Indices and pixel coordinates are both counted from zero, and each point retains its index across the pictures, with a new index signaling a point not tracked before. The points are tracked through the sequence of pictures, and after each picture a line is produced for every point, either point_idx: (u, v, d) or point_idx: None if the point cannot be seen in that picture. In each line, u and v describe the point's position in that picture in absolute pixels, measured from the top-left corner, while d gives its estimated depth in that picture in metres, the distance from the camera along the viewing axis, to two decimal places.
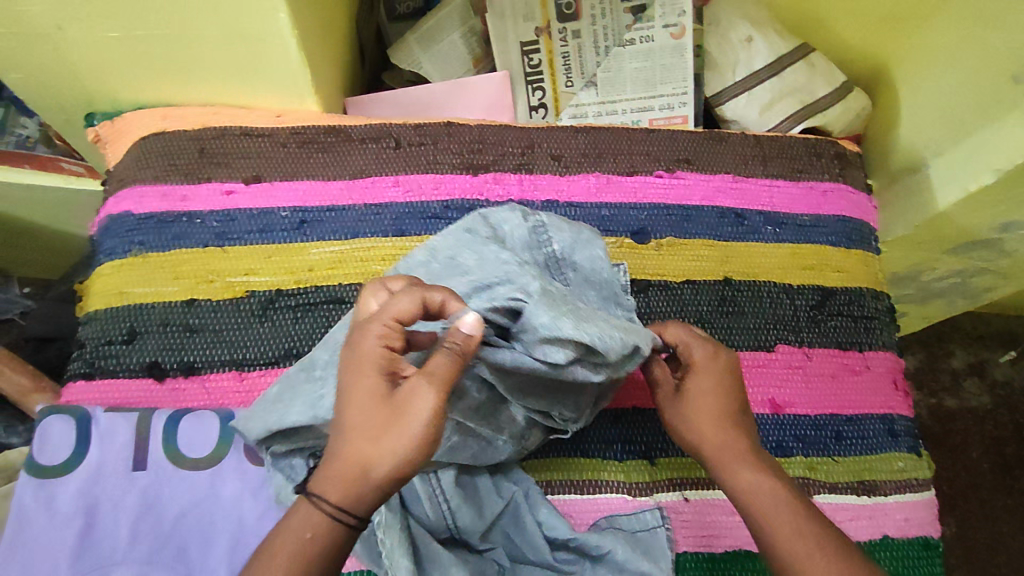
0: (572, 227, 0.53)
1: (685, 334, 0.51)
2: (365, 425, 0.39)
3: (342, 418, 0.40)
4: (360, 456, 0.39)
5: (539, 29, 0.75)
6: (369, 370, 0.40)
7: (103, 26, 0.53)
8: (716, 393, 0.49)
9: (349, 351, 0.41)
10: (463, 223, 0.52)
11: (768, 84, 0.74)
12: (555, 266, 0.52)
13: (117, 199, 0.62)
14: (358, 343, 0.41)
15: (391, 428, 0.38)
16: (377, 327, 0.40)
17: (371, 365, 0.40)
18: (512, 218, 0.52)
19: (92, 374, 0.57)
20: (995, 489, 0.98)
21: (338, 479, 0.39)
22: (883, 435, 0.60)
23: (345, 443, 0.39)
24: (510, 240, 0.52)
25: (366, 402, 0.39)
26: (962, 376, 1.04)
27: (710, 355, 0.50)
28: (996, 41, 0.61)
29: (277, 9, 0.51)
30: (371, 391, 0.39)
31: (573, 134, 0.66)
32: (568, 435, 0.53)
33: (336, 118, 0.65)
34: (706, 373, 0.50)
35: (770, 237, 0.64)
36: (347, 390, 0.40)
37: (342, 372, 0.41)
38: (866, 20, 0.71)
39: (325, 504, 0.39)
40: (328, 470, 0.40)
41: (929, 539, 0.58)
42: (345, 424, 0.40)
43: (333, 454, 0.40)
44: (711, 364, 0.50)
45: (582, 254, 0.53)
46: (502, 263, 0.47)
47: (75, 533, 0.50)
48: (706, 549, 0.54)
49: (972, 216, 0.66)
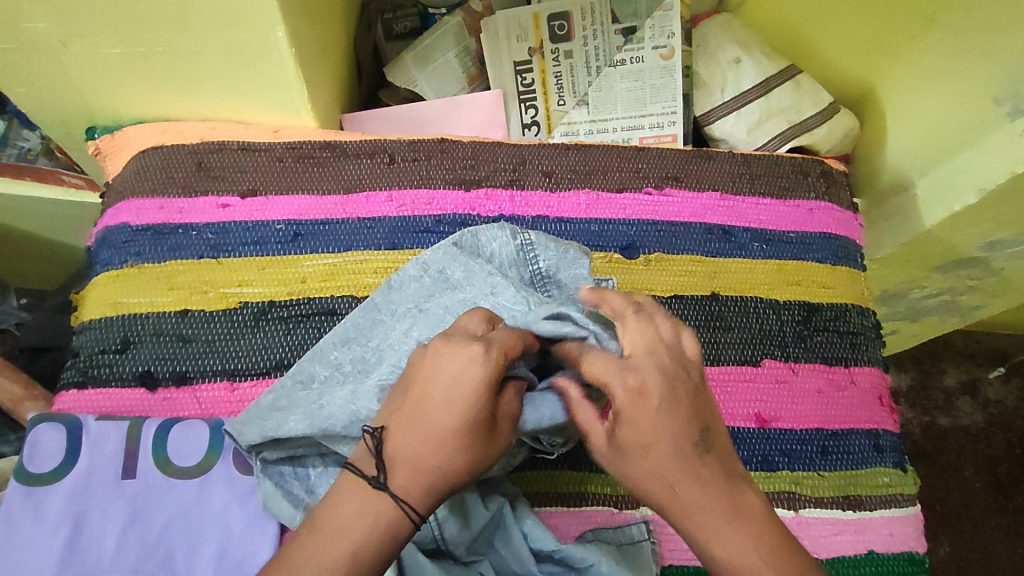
0: (558, 245, 0.53)
1: (599, 369, 0.40)
2: (458, 440, 0.39)
3: (434, 426, 0.39)
4: (445, 466, 0.39)
5: (533, 49, 0.79)
6: (478, 395, 0.39)
7: (107, 43, 0.54)
8: (652, 442, 0.38)
9: (456, 358, 0.39)
10: (452, 237, 0.54)
11: (755, 104, 0.75)
12: (541, 283, 0.54)
13: (114, 211, 0.63)
14: (474, 363, 0.39)
15: (482, 447, 0.39)
16: (495, 351, 0.39)
17: (479, 385, 0.39)
18: (499, 235, 0.53)
19: (85, 383, 0.57)
20: (989, 509, 0.98)
21: (416, 482, 0.39)
22: (869, 450, 0.61)
23: (440, 464, 0.39)
24: (497, 257, 0.53)
25: (465, 421, 0.39)
26: (955, 395, 1.04)
27: (632, 394, 0.39)
28: (974, 66, 0.63)
29: (277, 27, 0.53)
30: (475, 413, 0.39)
31: (564, 152, 0.68)
32: (555, 456, 0.53)
33: (331, 133, 0.66)
34: (633, 415, 0.39)
35: (757, 253, 0.65)
36: (455, 415, 0.39)
37: (442, 379, 0.39)
38: (852, 42, 0.73)
39: (400, 503, 0.39)
40: (410, 468, 0.39)
41: (914, 553, 0.58)
42: (435, 432, 0.39)
43: (414, 454, 0.39)
44: (639, 401, 0.39)
45: (569, 273, 0.53)
46: (488, 276, 0.51)
47: (62, 541, 0.50)
48: (692, 563, 0.55)
49: (959, 234, 0.67)
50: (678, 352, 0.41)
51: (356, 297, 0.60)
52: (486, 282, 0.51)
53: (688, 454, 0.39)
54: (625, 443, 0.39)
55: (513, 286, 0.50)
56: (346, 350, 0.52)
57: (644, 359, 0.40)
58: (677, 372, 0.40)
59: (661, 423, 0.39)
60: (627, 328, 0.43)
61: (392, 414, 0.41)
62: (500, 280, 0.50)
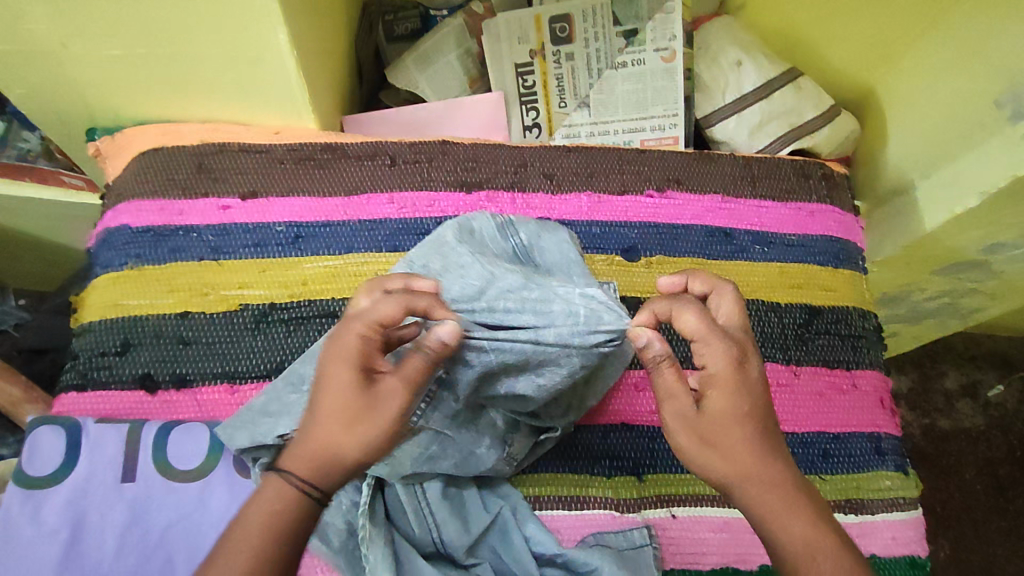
0: (537, 222, 0.56)
1: (701, 329, 0.42)
2: (335, 407, 0.40)
3: (315, 403, 0.41)
4: (329, 437, 0.40)
5: (534, 51, 0.79)
6: (344, 361, 0.41)
7: (107, 44, 0.54)
8: (744, 412, 0.41)
9: (334, 338, 0.43)
10: (438, 231, 0.54)
11: (756, 107, 0.75)
12: (524, 255, 0.54)
13: (114, 213, 0.63)
14: (342, 335, 0.42)
15: (363, 411, 0.40)
16: (360, 324, 0.42)
17: (343, 357, 0.41)
18: (481, 217, 0.55)
19: (84, 386, 0.57)
20: (989, 511, 0.98)
21: (306, 455, 0.40)
22: (871, 453, 0.61)
23: (320, 431, 0.41)
24: (480, 234, 0.54)
25: (340, 390, 0.40)
26: (955, 398, 1.04)
27: (734, 362, 0.41)
28: (976, 69, 0.62)
29: (278, 28, 0.52)
30: (343, 379, 0.40)
31: (565, 155, 0.68)
32: (558, 430, 0.54)
33: (331, 135, 0.66)
34: (732, 384, 0.41)
35: (758, 256, 0.65)
36: (323, 380, 0.41)
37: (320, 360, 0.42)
38: (853, 44, 0.73)
39: (292, 477, 0.40)
40: (300, 446, 0.41)
41: (915, 557, 0.58)
42: (317, 407, 0.41)
43: (305, 434, 0.41)
44: (737, 372, 0.41)
45: (548, 240, 0.55)
46: (460, 257, 0.50)
47: (61, 545, 0.49)
48: (694, 567, 0.55)
49: (958, 238, 0.67)
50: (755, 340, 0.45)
51: None
52: (459, 265, 0.50)
53: (768, 428, 0.42)
54: (716, 409, 0.41)
55: (479, 263, 0.49)
56: None
57: (738, 332, 0.44)
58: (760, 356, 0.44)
59: (754, 399, 0.41)
60: (727, 302, 0.45)
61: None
62: (472, 260, 0.50)
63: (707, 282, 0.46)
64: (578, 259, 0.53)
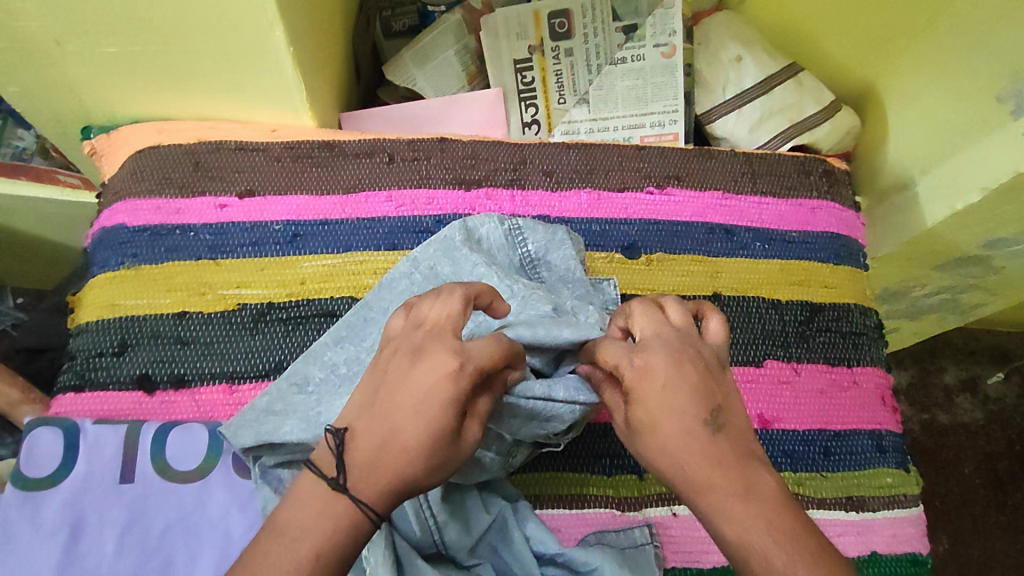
0: (546, 229, 0.56)
1: (617, 355, 0.42)
2: (424, 445, 0.37)
3: (398, 435, 0.37)
4: (406, 471, 0.37)
5: (532, 47, 0.79)
6: (448, 407, 0.37)
7: (101, 41, 0.54)
8: (671, 412, 0.38)
9: (430, 368, 0.38)
10: (441, 232, 0.55)
11: (757, 103, 0.75)
12: (530, 266, 0.56)
13: (111, 212, 0.62)
14: (446, 379, 0.38)
15: (447, 455, 0.38)
16: (471, 369, 0.38)
17: (450, 400, 0.37)
18: (488, 222, 0.55)
19: (83, 387, 0.57)
20: (987, 506, 0.98)
21: (378, 484, 0.37)
22: (871, 451, 0.60)
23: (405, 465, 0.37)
24: (487, 242, 0.55)
25: (432, 432, 0.37)
26: (955, 393, 1.04)
27: (638, 371, 0.40)
28: (980, 63, 0.62)
29: (275, 25, 0.52)
30: (441, 428, 0.37)
31: (565, 151, 0.67)
32: (560, 449, 0.53)
33: (330, 133, 0.65)
34: (646, 390, 0.39)
35: (760, 253, 0.65)
36: (416, 418, 0.37)
37: (412, 389, 0.38)
38: (853, 39, 0.73)
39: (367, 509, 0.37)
40: (368, 471, 0.37)
41: (917, 555, 0.58)
42: (400, 441, 0.37)
43: (378, 459, 0.37)
44: (647, 379, 0.39)
45: (556, 254, 0.56)
46: (474, 267, 0.52)
47: (60, 547, 0.49)
48: (694, 565, 0.55)
49: (960, 233, 0.66)
50: (684, 335, 0.42)
51: (355, 298, 0.60)
52: (474, 276, 0.52)
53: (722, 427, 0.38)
54: (641, 421, 0.39)
55: (496, 274, 0.51)
56: (340, 350, 0.52)
57: (652, 341, 0.41)
58: (683, 349, 0.41)
59: (672, 397, 0.38)
60: (642, 321, 0.44)
61: (358, 413, 0.39)
62: (488, 271, 0.52)
63: (624, 316, 0.46)
64: (583, 279, 0.55)
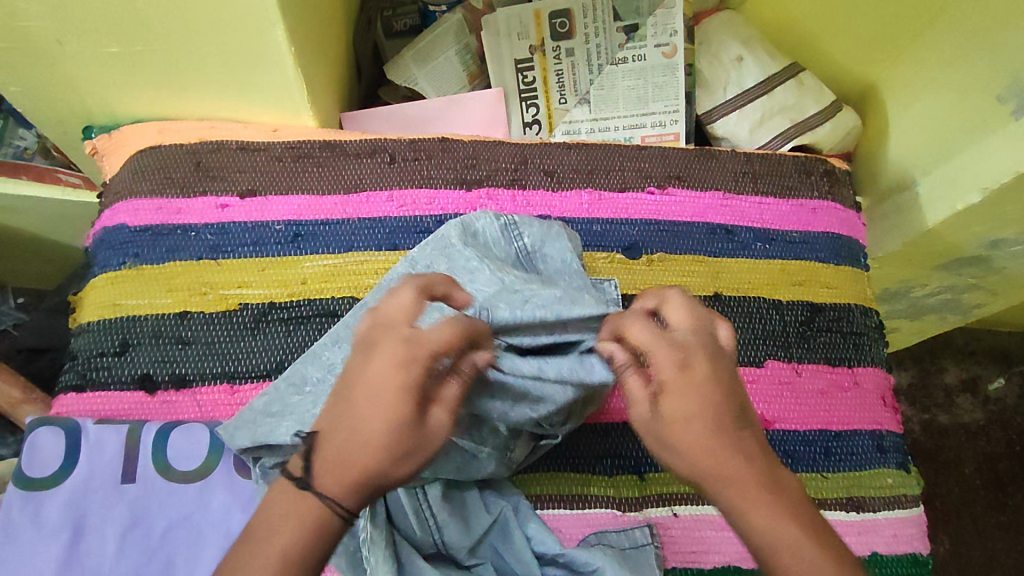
0: (540, 223, 0.56)
1: (650, 340, 0.40)
2: (386, 436, 0.37)
3: (362, 428, 0.38)
4: (375, 465, 0.37)
5: (534, 47, 0.79)
6: (401, 396, 0.38)
7: (102, 42, 0.54)
8: (705, 411, 0.38)
9: (382, 359, 0.39)
10: (438, 231, 0.55)
11: (758, 102, 0.75)
12: (526, 260, 0.56)
13: (112, 212, 0.62)
14: (394, 367, 0.38)
15: (416, 444, 0.38)
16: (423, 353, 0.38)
17: (405, 385, 0.38)
18: (484, 218, 0.55)
19: (84, 387, 0.57)
20: (988, 506, 0.98)
21: (349, 480, 0.37)
22: (872, 451, 0.60)
23: (375, 458, 0.37)
24: (483, 236, 0.55)
25: (391, 420, 0.37)
26: (955, 393, 1.04)
27: (677, 365, 0.39)
28: (980, 64, 0.62)
29: (275, 25, 0.52)
30: (398, 415, 0.37)
31: (565, 151, 0.67)
32: (558, 440, 0.53)
33: (331, 133, 0.65)
34: (682, 385, 0.39)
35: (761, 253, 0.65)
36: (371, 411, 0.38)
37: (368, 380, 0.38)
38: (854, 39, 0.73)
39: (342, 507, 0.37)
40: (364, 470, 0.37)
41: (917, 555, 0.58)
42: (365, 434, 0.38)
43: (348, 454, 0.38)
44: (684, 374, 0.39)
45: (552, 247, 0.56)
46: (467, 259, 0.52)
47: (61, 547, 0.49)
48: (695, 565, 0.55)
49: (961, 233, 0.66)
50: (716, 335, 0.42)
51: (356, 297, 0.60)
52: (468, 269, 0.52)
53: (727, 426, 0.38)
54: (670, 414, 0.39)
55: (488, 267, 0.51)
56: (335, 350, 0.51)
57: (689, 334, 0.41)
58: (717, 349, 0.41)
59: (705, 396, 0.39)
60: (675, 309, 0.43)
61: None
62: (481, 265, 0.51)
63: (657, 296, 0.44)
64: (579, 270, 0.55)
